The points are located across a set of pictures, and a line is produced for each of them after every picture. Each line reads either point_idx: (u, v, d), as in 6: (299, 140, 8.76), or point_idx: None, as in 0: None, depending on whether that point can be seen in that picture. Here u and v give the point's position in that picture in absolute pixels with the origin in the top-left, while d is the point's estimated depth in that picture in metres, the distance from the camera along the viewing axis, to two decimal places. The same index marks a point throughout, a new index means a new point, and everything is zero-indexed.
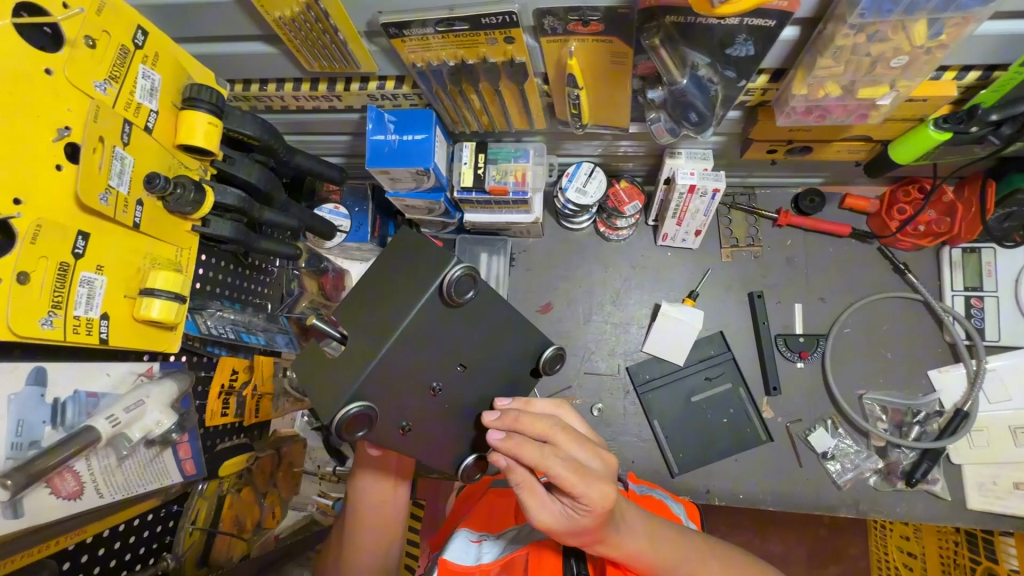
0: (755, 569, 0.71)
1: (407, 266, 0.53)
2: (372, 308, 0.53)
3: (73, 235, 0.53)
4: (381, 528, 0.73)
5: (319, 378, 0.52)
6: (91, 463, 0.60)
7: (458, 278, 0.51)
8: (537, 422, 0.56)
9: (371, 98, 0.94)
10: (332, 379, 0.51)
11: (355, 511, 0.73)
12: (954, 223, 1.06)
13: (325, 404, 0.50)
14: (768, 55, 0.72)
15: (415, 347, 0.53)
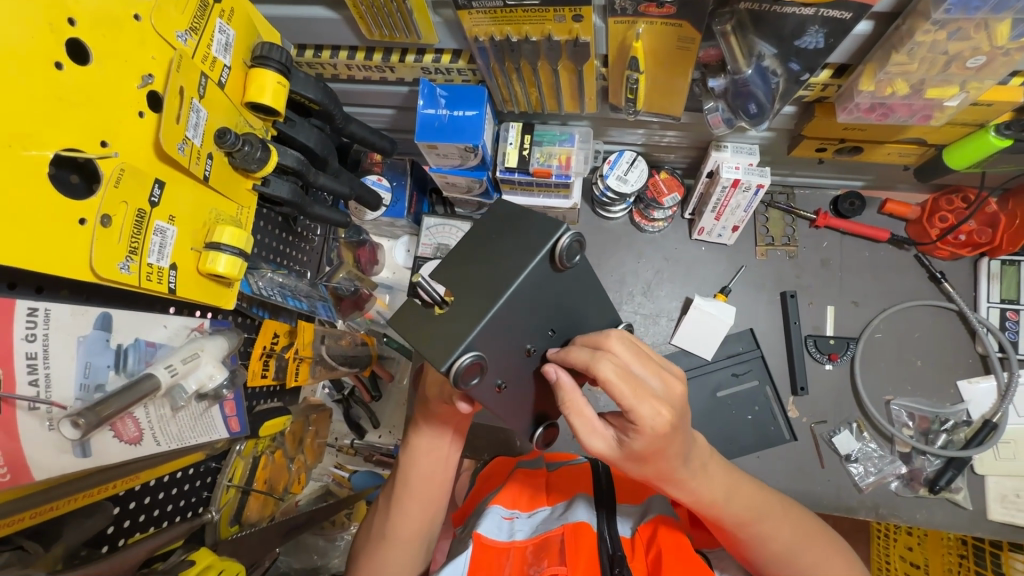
0: (827, 537, 0.69)
1: (505, 236, 0.57)
2: (476, 271, 0.56)
3: (151, 183, 0.54)
4: (429, 479, 0.80)
5: (430, 331, 0.54)
6: (148, 410, 0.61)
7: (568, 245, 0.54)
8: (597, 336, 0.58)
9: (424, 71, 0.94)
10: (444, 330, 0.54)
11: (407, 461, 0.80)
12: (997, 235, 1.06)
13: (439, 354, 0.53)
14: (838, 48, 0.71)
15: (520, 308, 0.56)
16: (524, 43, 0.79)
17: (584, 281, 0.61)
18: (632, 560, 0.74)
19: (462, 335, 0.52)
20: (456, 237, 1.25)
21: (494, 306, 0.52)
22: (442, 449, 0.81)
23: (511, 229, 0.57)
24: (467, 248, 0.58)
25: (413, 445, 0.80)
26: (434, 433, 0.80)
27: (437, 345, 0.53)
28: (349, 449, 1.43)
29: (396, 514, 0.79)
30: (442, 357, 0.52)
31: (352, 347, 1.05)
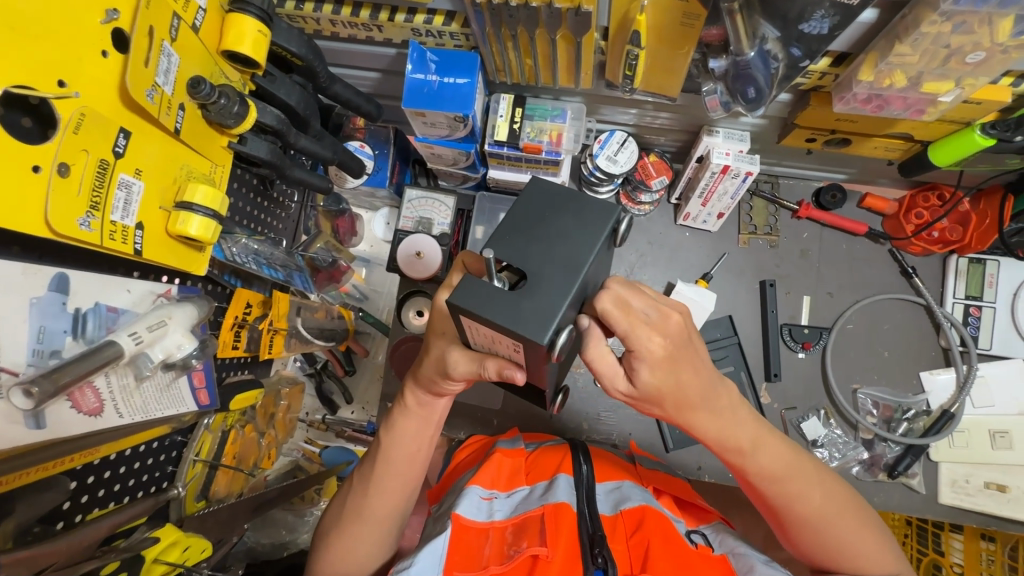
0: (851, 503, 0.71)
1: (563, 208, 0.53)
2: (541, 241, 0.51)
3: (115, 132, 0.49)
4: (410, 457, 0.79)
5: (509, 305, 0.48)
6: (110, 380, 0.57)
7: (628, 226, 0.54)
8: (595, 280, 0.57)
9: (414, 33, 0.89)
10: (533, 305, 0.48)
11: (390, 438, 0.78)
12: (967, 233, 1.10)
13: (532, 326, 0.46)
14: (841, 36, 0.70)
15: (589, 284, 0.53)
16: (522, 8, 0.75)
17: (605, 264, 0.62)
18: (611, 541, 0.76)
19: (555, 305, 0.47)
20: (439, 212, 1.22)
21: (581, 275, 0.48)
22: (428, 428, 0.79)
23: (569, 199, 0.53)
24: (517, 220, 0.53)
25: (399, 424, 0.78)
26: (422, 414, 0.78)
27: (525, 317, 0.47)
28: (320, 424, 1.41)
29: (375, 494, 0.78)
30: (539, 328, 0.46)
31: (328, 321, 1.02)
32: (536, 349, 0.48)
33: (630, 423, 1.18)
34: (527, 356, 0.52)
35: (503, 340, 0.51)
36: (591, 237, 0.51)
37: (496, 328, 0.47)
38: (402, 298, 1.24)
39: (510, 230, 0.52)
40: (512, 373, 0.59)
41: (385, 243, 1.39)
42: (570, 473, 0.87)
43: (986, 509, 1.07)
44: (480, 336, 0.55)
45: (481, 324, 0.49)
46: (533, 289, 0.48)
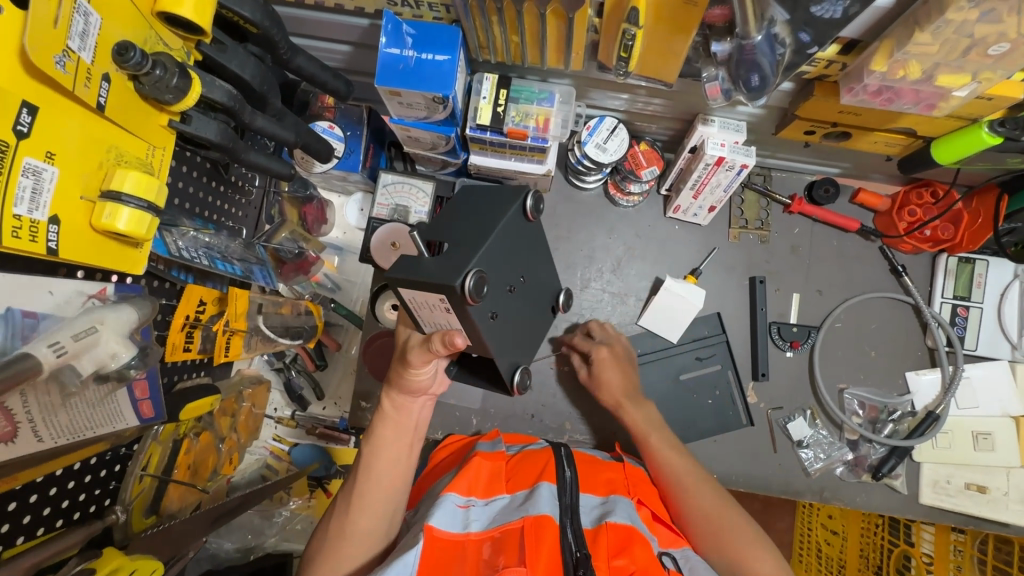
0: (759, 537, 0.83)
1: (479, 202, 0.76)
2: (461, 223, 0.72)
3: (16, 106, 0.40)
4: (393, 469, 0.75)
5: (435, 266, 0.65)
6: (27, 399, 0.49)
7: (533, 200, 0.76)
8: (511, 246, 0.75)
9: (389, 2, 0.80)
10: (453, 260, 0.66)
11: (371, 450, 0.74)
12: (959, 232, 1.06)
13: (448, 276, 0.63)
14: (855, 21, 0.65)
15: (504, 249, 0.72)
16: None
17: (523, 244, 0.79)
18: (594, 559, 0.70)
19: (468, 261, 0.64)
20: (416, 199, 1.14)
21: (488, 237, 0.67)
22: (407, 437, 0.77)
23: (470, 200, 0.79)
24: (452, 216, 0.76)
25: (378, 434, 0.75)
26: (397, 419, 0.77)
27: (447, 273, 0.64)
28: (289, 420, 1.35)
29: (358, 511, 0.72)
30: (452, 275, 0.63)
31: (293, 317, 0.93)
32: (456, 295, 0.63)
33: (614, 423, 1.14)
34: (456, 313, 0.66)
35: (433, 302, 0.66)
36: (499, 213, 0.72)
37: (422, 284, 0.65)
38: (377, 291, 1.17)
39: (444, 222, 0.75)
40: (452, 337, 0.66)
41: (358, 231, 1.30)
42: (554, 481, 0.81)
43: (965, 509, 1.07)
44: (422, 311, 0.69)
45: (414, 288, 0.66)
46: (454, 253, 0.67)
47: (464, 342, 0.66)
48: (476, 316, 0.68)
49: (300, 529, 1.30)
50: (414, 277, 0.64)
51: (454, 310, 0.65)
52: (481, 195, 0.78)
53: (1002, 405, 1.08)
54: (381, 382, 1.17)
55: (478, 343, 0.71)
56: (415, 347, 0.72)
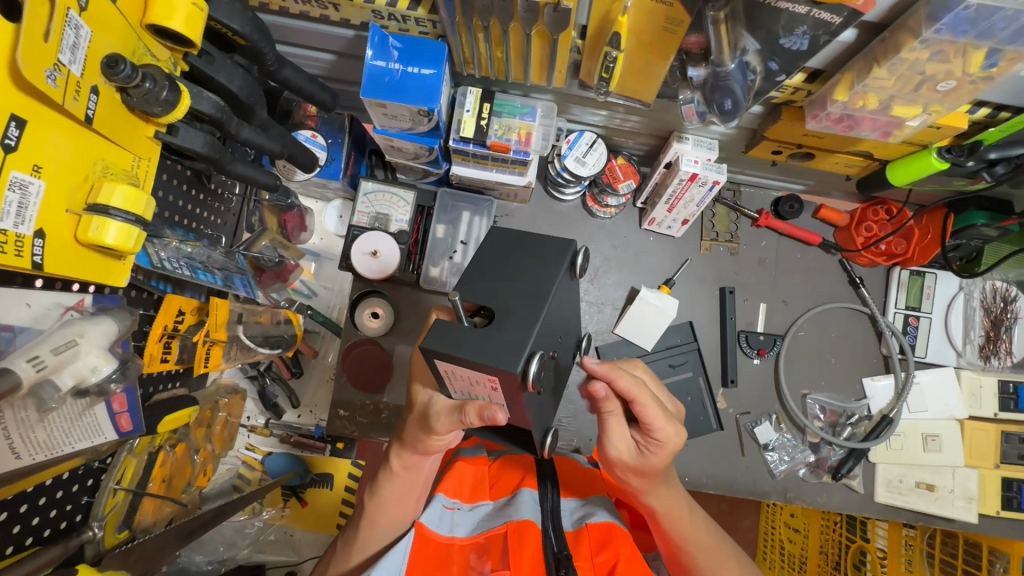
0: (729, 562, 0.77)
1: (528, 246, 0.60)
2: (502, 280, 0.57)
3: (4, 121, 0.40)
4: (395, 523, 0.78)
5: (482, 341, 0.51)
6: (3, 415, 0.49)
7: (584, 256, 0.62)
8: (561, 306, 0.62)
9: (376, 14, 0.81)
10: (503, 337, 0.51)
11: (372, 508, 0.77)
12: (910, 247, 1.13)
13: (506, 359, 0.49)
14: (820, 53, 0.70)
15: (554, 318, 0.58)
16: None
17: (565, 305, 0.65)
18: (576, 559, 0.73)
19: (525, 335, 0.51)
20: (397, 208, 1.15)
21: (547, 308, 0.52)
22: (414, 491, 0.79)
23: (520, 242, 0.61)
24: (484, 265, 0.59)
25: (384, 494, 0.77)
26: (406, 477, 0.77)
27: (502, 351, 0.50)
28: (263, 429, 1.33)
29: (358, 553, 0.79)
30: (511, 359, 0.49)
31: (272, 326, 0.92)
32: (515, 381, 0.50)
33: (590, 429, 1.17)
34: (504, 394, 0.54)
35: (479, 380, 0.53)
36: (550, 271, 0.57)
37: (466, 365, 0.50)
38: (357, 298, 1.18)
39: (475, 274, 0.58)
40: (493, 414, 0.57)
41: (337, 238, 1.29)
42: (534, 486, 0.83)
43: (915, 507, 1.14)
44: (457, 381, 0.56)
45: (454, 364, 0.51)
46: (500, 324, 0.52)
47: (505, 416, 0.58)
48: (527, 399, 0.55)
49: (273, 539, 1.30)
50: (458, 356, 0.49)
51: (504, 392, 0.53)
52: (518, 240, 0.61)
53: (949, 409, 1.15)
54: (361, 392, 1.16)
55: (517, 417, 0.61)
56: (440, 411, 0.63)
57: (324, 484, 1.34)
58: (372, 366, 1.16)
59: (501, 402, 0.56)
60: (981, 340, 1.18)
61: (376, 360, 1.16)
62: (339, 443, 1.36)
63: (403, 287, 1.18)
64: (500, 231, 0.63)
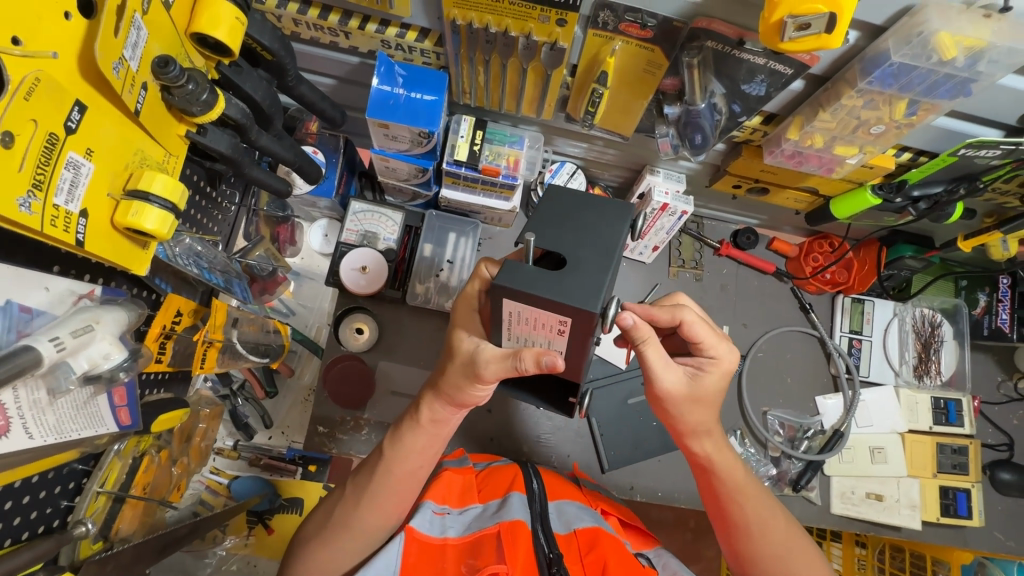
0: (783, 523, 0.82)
1: (590, 198, 0.59)
2: (573, 229, 0.57)
3: (69, 104, 0.43)
4: (408, 477, 0.77)
5: (558, 282, 0.52)
6: (19, 394, 0.48)
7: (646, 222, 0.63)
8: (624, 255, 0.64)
9: (383, 45, 0.88)
10: (579, 281, 0.52)
11: (389, 460, 0.76)
12: (852, 276, 1.28)
13: (585, 300, 0.50)
14: (775, 99, 0.82)
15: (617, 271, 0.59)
16: (500, 35, 0.77)
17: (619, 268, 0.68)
18: (566, 562, 0.75)
19: (599, 280, 0.52)
20: (386, 227, 1.19)
21: (622, 258, 0.53)
22: (435, 445, 0.79)
23: (587, 195, 0.60)
24: (548, 212, 0.58)
25: (407, 445, 0.76)
26: (433, 432, 0.76)
27: (576, 292, 0.51)
28: (231, 451, 1.30)
29: (368, 507, 0.75)
30: (589, 300, 0.50)
31: (262, 335, 0.94)
32: (588, 322, 0.52)
33: (568, 445, 1.20)
34: (568, 337, 0.56)
35: (548, 322, 0.54)
36: (617, 227, 0.57)
37: (543, 303, 0.51)
38: (341, 314, 1.19)
39: (544, 220, 0.57)
40: (552, 359, 0.59)
41: (320, 256, 1.29)
42: (523, 491, 0.85)
43: (867, 517, 1.22)
44: (520, 325, 0.57)
45: (528, 304, 0.52)
46: (574, 269, 0.53)
47: (563, 361, 0.60)
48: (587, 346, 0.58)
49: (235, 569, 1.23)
50: (537, 294, 0.51)
51: (571, 333, 0.55)
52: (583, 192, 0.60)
53: (892, 424, 1.27)
54: (341, 407, 1.16)
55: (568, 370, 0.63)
56: (491, 358, 0.65)
57: (292, 509, 1.25)
58: (354, 382, 1.16)
59: (562, 347, 0.58)
60: (914, 360, 1.31)
61: (358, 375, 1.17)
62: (310, 466, 1.31)
63: (388, 303, 1.21)
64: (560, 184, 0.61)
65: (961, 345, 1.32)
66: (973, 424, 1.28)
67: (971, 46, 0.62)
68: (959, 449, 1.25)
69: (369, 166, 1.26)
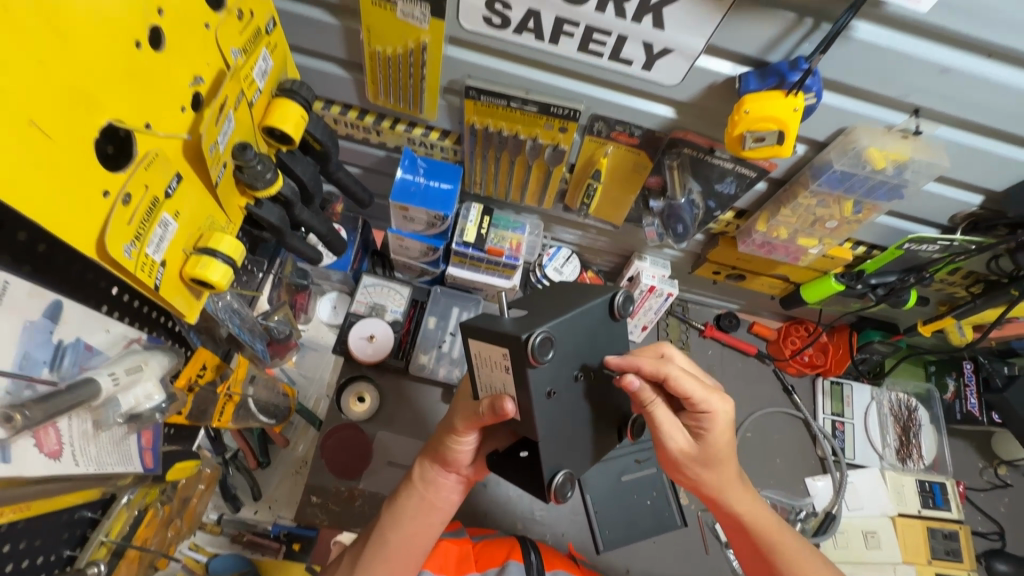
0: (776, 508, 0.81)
1: (575, 290, 0.72)
2: (547, 301, 0.71)
3: (172, 175, 0.53)
4: (403, 548, 0.78)
5: (507, 324, 0.62)
6: (74, 422, 0.53)
7: (623, 300, 0.67)
8: (613, 326, 0.70)
9: (409, 142, 1.02)
10: (529, 322, 0.62)
11: (382, 528, 0.79)
12: (829, 358, 1.37)
13: (516, 330, 0.59)
14: (743, 197, 0.96)
15: (582, 333, 0.66)
16: (511, 137, 0.92)
17: (618, 349, 0.73)
18: None
19: (538, 323, 0.61)
20: (394, 300, 1.27)
21: (570, 308, 0.63)
22: (430, 514, 0.82)
23: (574, 289, 0.73)
24: (536, 297, 0.73)
25: (401, 507, 0.81)
26: (423, 495, 0.82)
27: (517, 328, 0.61)
28: (214, 526, 1.15)
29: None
30: (518, 330, 0.59)
31: (272, 395, 0.98)
32: (519, 350, 0.59)
33: (562, 523, 1.19)
34: (512, 373, 0.62)
35: (495, 357, 0.63)
36: (587, 298, 0.67)
37: (485, 336, 0.62)
38: (344, 383, 1.23)
39: (527, 301, 0.72)
40: (501, 402, 0.64)
41: (326, 328, 1.33)
42: (521, 559, 0.86)
43: None
44: (483, 368, 0.66)
45: (480, 340, 0.63)
46: (531, 317, 0.64)
47: (514, 408, 0.64)
48: (532, 388, 0.62)
49: None
50: (481, 328, 0.62)
51: (512, 370, 0.61)
52: (574, 288, 0.74)
53: (881, 506, 1.28)
54: (337, 478, 1.15)
55: (526, 422, 0.64)
56: (461, 415, 0.76)
57: None
58: (352, 451, 1.18)
59: (511, 391, 0.64)
60: (896, 444, 1.35)
61: (356, 444, 1.18)
62: (295, 544, 1.16)
63: (389, 372, 1.26)
64: (562, 287, 0.75)
65: (938, 429, 1.38)
66: (960, 508, 1.30)
67: (897, 160, 0.75)
68: (949, 534, 1.26)
69: (381, 245, 1.37)
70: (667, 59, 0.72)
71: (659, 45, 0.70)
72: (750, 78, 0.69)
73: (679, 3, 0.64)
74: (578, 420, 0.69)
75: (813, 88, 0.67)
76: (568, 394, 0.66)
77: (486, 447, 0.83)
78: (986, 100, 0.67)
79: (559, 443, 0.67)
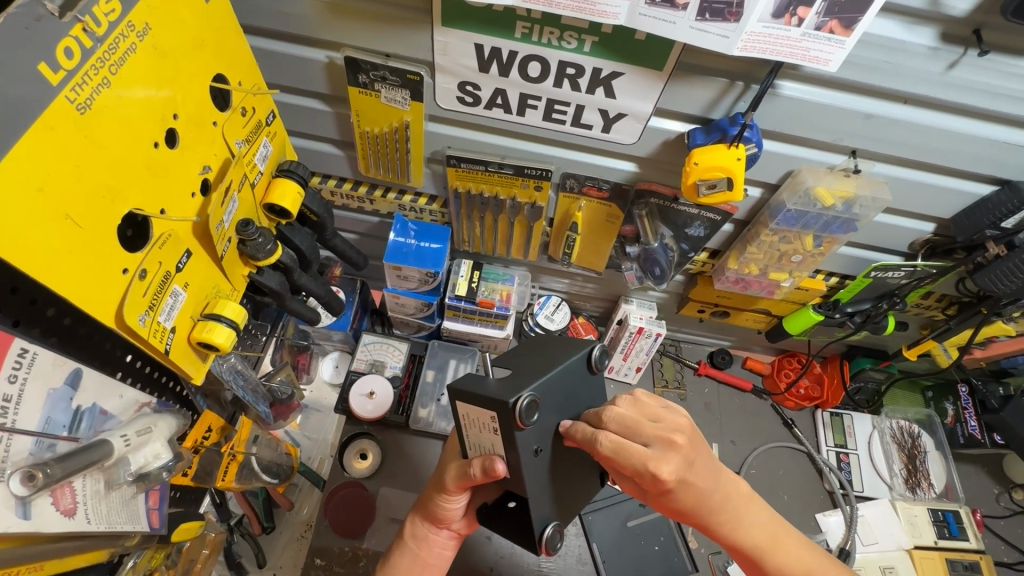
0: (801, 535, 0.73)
1: (553, 343, 0.77)
2: (532, 359, 0.74)
3: (182, 251, 0.60)
4: None
5: (497, 387, 0.65)
6: (87, 482, 0.57)
7: (601, 354, 0.72)
8: (591, 376, 0.74)
9: (400, 207, 1.11)
10: (514, 382, 0.66)
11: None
12: (825, 390, 1.38)
13: (503, 393, 0.63)
14: (713, 238, 1.02)
15: (567, 385, 0.70)
16: (493, 198, 1.00)
17: (599, 397, 0.76)
18: None
19: (524, 385, 0.65)
20: (393, 356, 1.32)
21: (552, 366, 0.67)
22: (424, 570, 0.85)
23: (553, 342, 0.77)
24: (523, 352, 0.77)
25: (393, 565, 0.84)
26: (415, 550, 0.85)
27: (503, 390, 0.64)
28: None
29: None
30: (505, 394, 0.62)
31: (275, 455, 1.01)
32: (506, 413, 0.62)
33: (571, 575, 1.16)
34: (501, 435, 0.65)
35: (484, 421, 0.66)
36: (570, 352, 0.71)
37: (473, 398, 0.64)
38: (346, 441, 1.25)
39: (516, 355, 0.76)
40: (493, 462, 0.67)
41: (329, 387, 1.35)
42: None
43: None
44: (471, 428, 0.69)
45: (470, 404, 0.65)
46: (517, 376, 0.68)
47: (504, 467, 0.67)
48: (521, 449, 0.65)
49: None
50: (472, 394, 0.64)
51: (501, 430, 0.64)
52: (554, 340, 0.78)
53: (895, 540, 1.24)
54: (340, 538, 1.15)
55: (517, 478, 0.68)
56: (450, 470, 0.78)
57: None
58: (354, 510, 1.18)
59: (501, 450, 0.67)
60: (903, 472, 1.34)
61: (359, 503, 1.19)
62: None
63: (391, 428, 1.28)
64: (545, 338, 0.80)
65: (944, 455, 1.37)
66: (977, 537, 1.26)
67: (845, 197, 0.81)
68: (971, 564, 1.22)
69: (379, 304, 1.44)
70: (623, 122, 0.81)
71: (613, 110, 0.79)
72: (696, 134, 0.77)
73: (624, 76, 0.73)
74: (568, 459, 0.72)
75: (753, 139, 0.75)
76: (557, 446, 0.70)
77: (476, 499, 0.85)
78: (912, 140, 0.75)
79: (549, 484, 0.70)
